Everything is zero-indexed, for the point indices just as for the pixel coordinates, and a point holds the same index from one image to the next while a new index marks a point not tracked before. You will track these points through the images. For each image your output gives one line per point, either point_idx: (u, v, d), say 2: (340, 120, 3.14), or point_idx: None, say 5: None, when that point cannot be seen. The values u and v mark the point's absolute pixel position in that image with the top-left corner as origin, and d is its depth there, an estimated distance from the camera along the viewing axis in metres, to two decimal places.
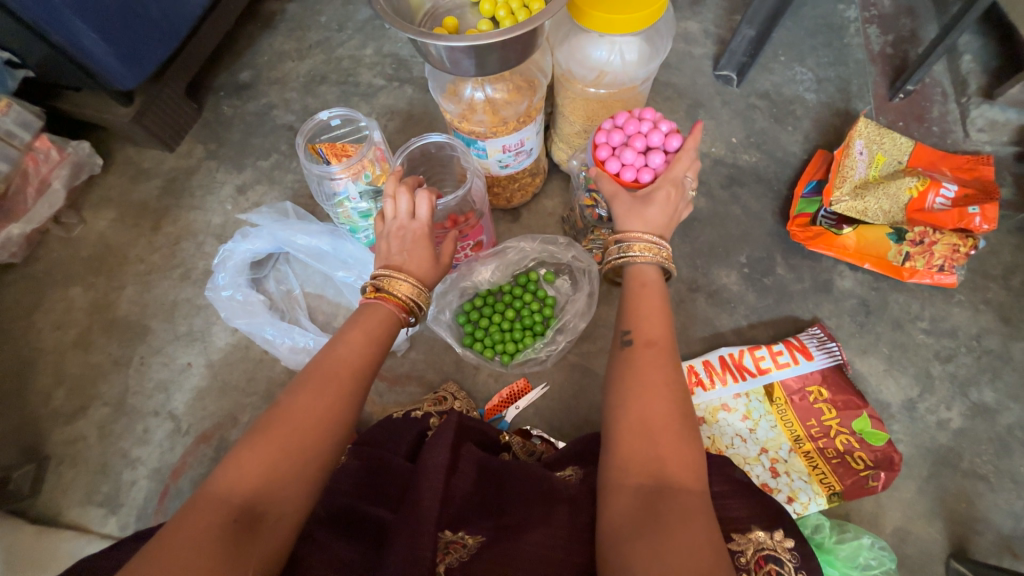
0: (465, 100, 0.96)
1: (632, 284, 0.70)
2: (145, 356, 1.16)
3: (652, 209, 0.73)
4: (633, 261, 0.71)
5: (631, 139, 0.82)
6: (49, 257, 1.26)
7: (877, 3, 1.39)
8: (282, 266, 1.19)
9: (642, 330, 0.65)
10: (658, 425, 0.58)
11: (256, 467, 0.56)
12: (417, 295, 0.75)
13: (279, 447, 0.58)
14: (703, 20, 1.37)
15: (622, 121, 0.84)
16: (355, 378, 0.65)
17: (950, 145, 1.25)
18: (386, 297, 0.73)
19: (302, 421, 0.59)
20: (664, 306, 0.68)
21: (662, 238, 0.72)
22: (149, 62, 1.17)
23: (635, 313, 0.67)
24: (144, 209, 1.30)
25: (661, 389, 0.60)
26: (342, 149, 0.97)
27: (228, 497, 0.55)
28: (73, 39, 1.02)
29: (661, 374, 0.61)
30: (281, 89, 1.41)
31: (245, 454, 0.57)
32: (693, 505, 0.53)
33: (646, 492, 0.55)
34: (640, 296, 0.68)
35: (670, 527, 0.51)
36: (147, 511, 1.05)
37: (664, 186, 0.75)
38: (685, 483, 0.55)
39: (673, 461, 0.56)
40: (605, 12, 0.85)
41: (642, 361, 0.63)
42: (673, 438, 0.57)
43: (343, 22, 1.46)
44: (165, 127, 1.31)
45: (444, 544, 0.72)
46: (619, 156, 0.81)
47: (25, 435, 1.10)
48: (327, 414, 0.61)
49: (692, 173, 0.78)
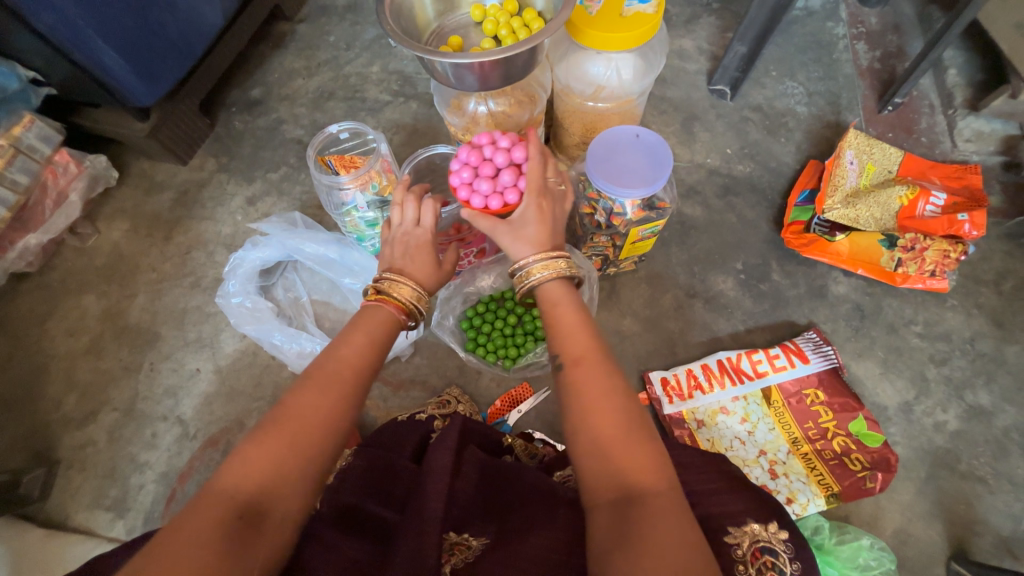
0: (468, 114, 1.01)
1: (544, 307, 0.71)
2: (155, 361, 1.18)
3: (541, 223, 0.74)
4: (537, 283, 0.72)
5: (480, 169, 0.81)
6: (64, 266, 1.30)
7: (864, 21, 1.45)
8: (290, 274, 1.22)
9: (569, 349, 0.66)
10: (616, 435, 0.59)
11: (257, 465, 0.58)
12: (416, 299, 0.78)
13: (278, 448, 0.59)
14: (697, 38, 1.43)
15: (465, 156, 0.83)
16: (347, 381, 0.66)
17: (938, 155, 1.28)
18: (386, 299, 0.76)
19: (307, 420, 0.61)
20: (584, 316, 0.69)
21: (555, 249, 0.73)
22: (165, 80, 1.22)
23: (562, 334, 0.67)
24: (157, 219, 1.34)
25: (607, 401, 0.61)
26: (351, 161, 1.02)
27: (229, 496, 0.56)
28: (95, 58, 1.07)
29: (605, 387, 0.62)
30: (290, 105, 1.46)
31: (250, 451, 0.59)
32: (666, 507, 0.55)
33: (617, 504, 0.56)
34: (556, 317, 0.69)
35: (640, 533, 0.53)
36: (154, 515, 1.06)
37: (533, 201, 0.74)
38: (653, 487, 0.56)
39: (640, 467, 0.57)
40: (600, 30, 0.89)
41: (581, 379, 0.63)
42: (638, 445, 0.59)
43: (351, 41, 1.53)
44: (179, 141, 1.35)
45: (449, 545, 0.74)
46: (476, 189, 0.80)
47: (36, 440, 1.12)
48: (321, 418, 0.62)
49: (551, 172, 0.79)
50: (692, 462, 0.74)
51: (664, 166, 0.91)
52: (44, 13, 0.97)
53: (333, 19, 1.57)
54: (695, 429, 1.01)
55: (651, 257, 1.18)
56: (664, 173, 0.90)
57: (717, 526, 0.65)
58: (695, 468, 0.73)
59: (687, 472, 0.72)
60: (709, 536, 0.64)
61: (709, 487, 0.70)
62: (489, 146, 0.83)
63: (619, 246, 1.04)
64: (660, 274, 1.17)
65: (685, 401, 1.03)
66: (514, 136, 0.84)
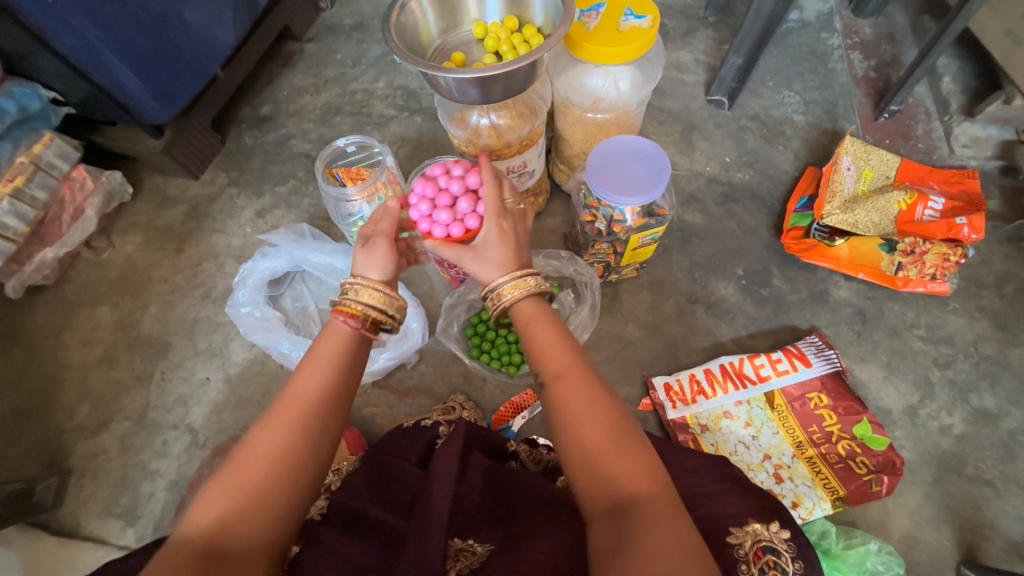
0: (471, 126, 1.04)
1: (519, 325, 0.72)
2: (166, 371, 1.21)
3: (506, 245, 0.74)
4: (509, 303, 0.72)
5: (438, 199, 0.82)
6: (79, 279, 1.33)
7: (858, 31, 1.48)
8: (298, 284, 1.25)
9: (548, 364, 0.67)
10: (605, 446, 0.61)
11: (218, 506, 0.57)
12: (379, 303, 0.72)
13: (235, 487, 0.58)
14: (694, 50, 1.47)
15: (422, 188, 0.85)
16: (305, 416, 0.62)
17: (936, 161, 1.30)
18: (344, 307, 0.71)
19: (263, 455, 0.59)
20: (558, 329, 0.70)
21: (525, 269, 0.74)
22: (179, 98, 1.26)
23: (539, 350, 0.69)
24: (169, 232, 1.38)
25: (593, 414, 0.63)
26: (357, 173, 1.05)
27: (194, 539, 0.56)
28: (113, 78, 1.12)
29: (590, 399, 0.64)
30: (299, 120, 1.50)
31: (211, 493, 0.58)
32: (660, 510, 0.57)
33: (611, 514, 0.58)
34: (531, 334, 0.70)
35: (637, 538, 0.55)
36: (164, 523, 1.07)
37: (493, 224, 0.75)
38: (645, 492, 0.59)
39: (629, 475, 0.59)
40: (597, 44, 0.93)
41: (564, 395, 0.64)
42: (628, 453, 0.61)
43: (357, 59, 1.58)
44: (191, 157, 1.40)
45: (455, 551, 0.75)
46: (437, 220, 0.81)
47: (49, 449, 1.14)
48: (279, 456, 0.59)
49: (507, 193, 0.79)
50: (694, 464, 0.74)
51: (662, 174, 0.93)
52: (66, 36, 1.02)
53: (340, 38, 1.62)
54: (699, 433, 1.01)
55: (652, 264, 1.20)
56: (662, 181, 0.92)
57: (719, 528, 0.66)
58: (697, 470, 0.73)
59: (689, 474, 0.73)
60: (712, 537, 0.65)
61: (711, 488, 0.70)
62: (444, 175, 0.85)
63: (620, 253, 1.06)
64: (662, 280, 1.18)
65: (689, 406, 1.03)
66: (467, 163, 0.86)
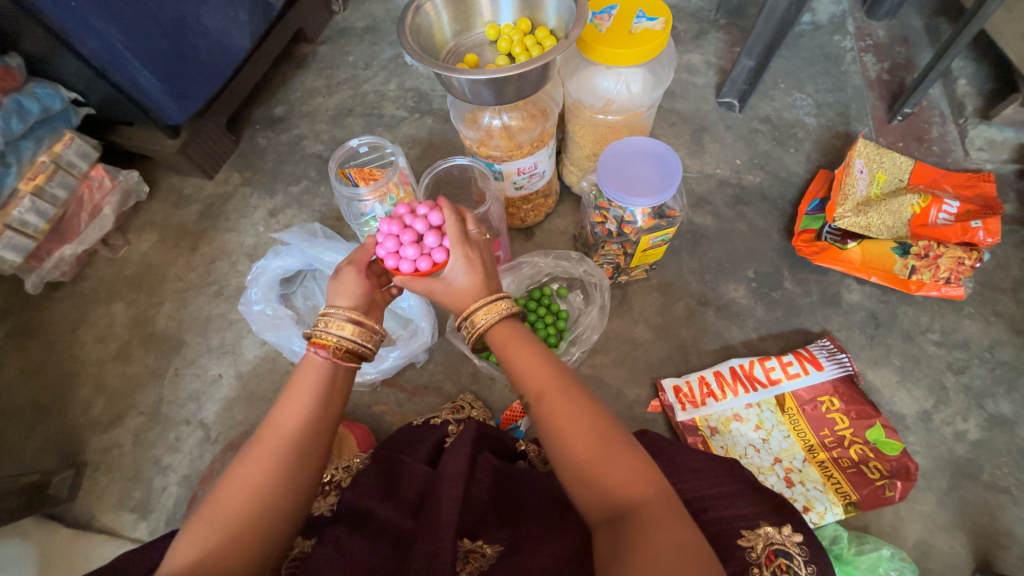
0: (483, 127, 1.05)
1: (499, 348, 0.73)
2: (180, 367, 1.22)
3: (473, 270, 0.76)
4: (485, 327, 0.73)
5: (402, 235, 0.80)
6: (95, 276, 1.36)
7: (871, 34, 1.47)
8: (310, 283, 1.26)
9: (530, 385, 0.69)
10: (593, 459, 0.63)
11: (194, 548, 0.57)
12: (350, 332, 0.72)
13: (212, 530, 0.59)
14: (705, 53, 1.47)
15: (386, 226, 0.81)
16: (282, 450, 0.63)
17: (950, 164, 1.28)
18: (319, 340, 0.71)
19: (243, 493, 0.61)
20: (536, 346, 0.72)
21: (496, 294, 0.76)
22: (196, 99, 1.28)
23: (521, 370, 0.70)
24: (184, 231, 1.40)
25: (577, 429, 0.64)
26: (370, 173, 1.06)
27: None
28: (133, 79, 1.14)
29: (574, 413, 0.65)
30: (311, 121, 1.52)
31: (187, 536, 0.59)
32: (656, 513, 0.59)
33: (611, 522, 0.60)
34: (511, 355, 0.72)
35: (637, 545, 0.56)
36: (176, 517, 1.09)
37: (458, 253, 0.76)
38: (640, 497, 0.61)
39: (623, 484, 0.61)
40: (609, 46, 0.93)
41: (549, 413, 0.66)
42: (618, 461, 0.62)
43: (369, 61, 1.59)
44: (206, 157, 1.42)
45: (464, 553, 0.76)
46: (404, 256, 0.78)
47: (65, 442, 1.16)
48: (259, 490, 0.61)
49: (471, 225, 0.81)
50: (702, 466, 0.74)
51: (673, 176, 0.93)
52: (89, 38, 1.04)
53: (353, 41, 1.64)
54: (708, 436, 1.01)
55: (662, 266, 1.20)
56: (673, 182, 0.92)
57: (728, 531, 0.65)
58: (706, 472, 0.73)
59: (698, 476, 0.72)
60: (721, 540, 0.65)
61: (721, 490, 0.70)
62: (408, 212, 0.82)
63: (630, 254, 1.06)
64: (672, 282, 1.18)
65: (698, 408, 1.03)
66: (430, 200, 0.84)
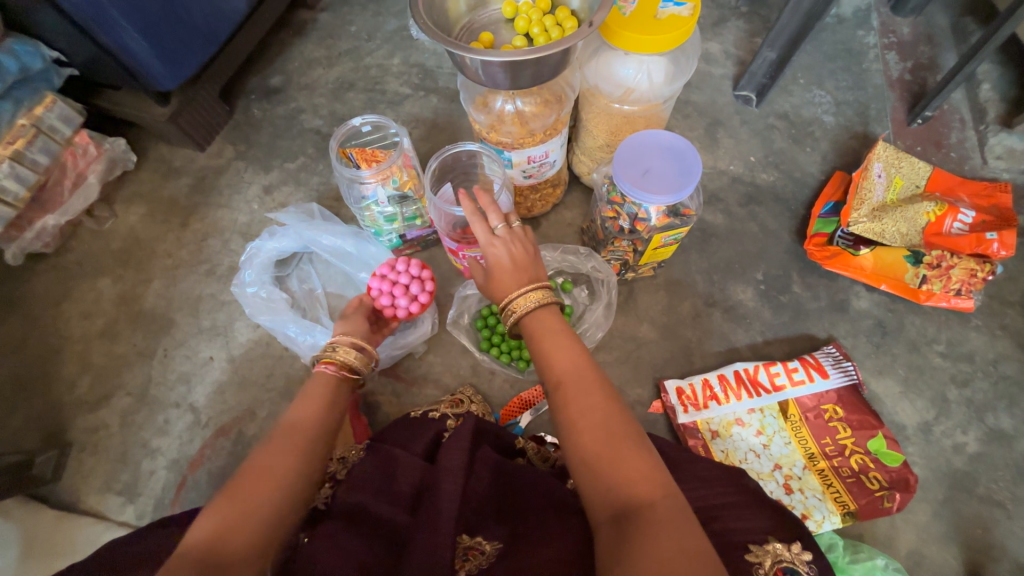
0: (494, 111, 0.99)
1: (528, 337, 0.74)
2: (169, 348, 1.18)
3: (507, 265, 0.78)
4: (518, 316, 0.75)
5: (393, 288, 1.00)
6: (79, 249, 1.30)
7: (896, 31, 1.42)
8: (306, 266, 1.21)
9: (551, 374, 0.69)
10: (603, 451, 0.61)
11: (216, 519, 0.58)
12: (355, 355, 0.85)
13: (236, 504, 0.60)
14: (724, 41, 1.41)
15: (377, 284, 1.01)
16: (303, 439, 0.69)
17: (967, 172, 1.26)
18: (328, 361, 0.83)
19: (266, 474, 0.63)
20: (562, 337, 0.72)
21: (537, 282, 0.77)
22: (188, 65, 1.21)
23: (544, 360, 0.71)
24: (174, 205, 1.34)
25: (590, 420, 0.64)
26: (372, 155, 1.01)
27: (186, 554, 0.55)
28: (119, 41, 1.07)
29: (588, 404, 0.65)
30: (310, 94, 1.45)
31: (209, 513, 0.59)
32: (663, 515, 0.55)
33: (616, 519, 0.57)
34: (537, 345, 0.73)
35: (638, 543, 0.53)
36: (164, 501, 1.06)
37: (492, 249, 0.79)
38: (647, 495, 0.57)
39: (631, 479, 0.59)
40: (634, 31, 0.88)
41: (563, 403, 0.66)
42: (628, 456, 0.61)
43: (372, 32, 1.51)
44: (198, 127, 1.35)
45: (463, 550, 0.74)
46: (399, 304, 1.00)
47: (49, 421, 1.13)
48: (280, 469, 0.65)
49: (500, 219, 0.79)
50: (710, 475, 0.73)
51: (691, 174, 0.89)
52: None
53: (356, 9, 1.55)
54: (709, 439, 1.00)
55: (670, 264, 1.17)
56: (692, 179, 0.88)
57: (736, 544, 0.63)
58: (713, 482, 0.72)
59: (704, 485, 0.72)
60: (731, 554, 0.62)
61: (728, 500, 0.69)
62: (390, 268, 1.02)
63: (640, 251, 1.02)
64: (679, 281, 1.16)
65: (700, 412, 1.02)
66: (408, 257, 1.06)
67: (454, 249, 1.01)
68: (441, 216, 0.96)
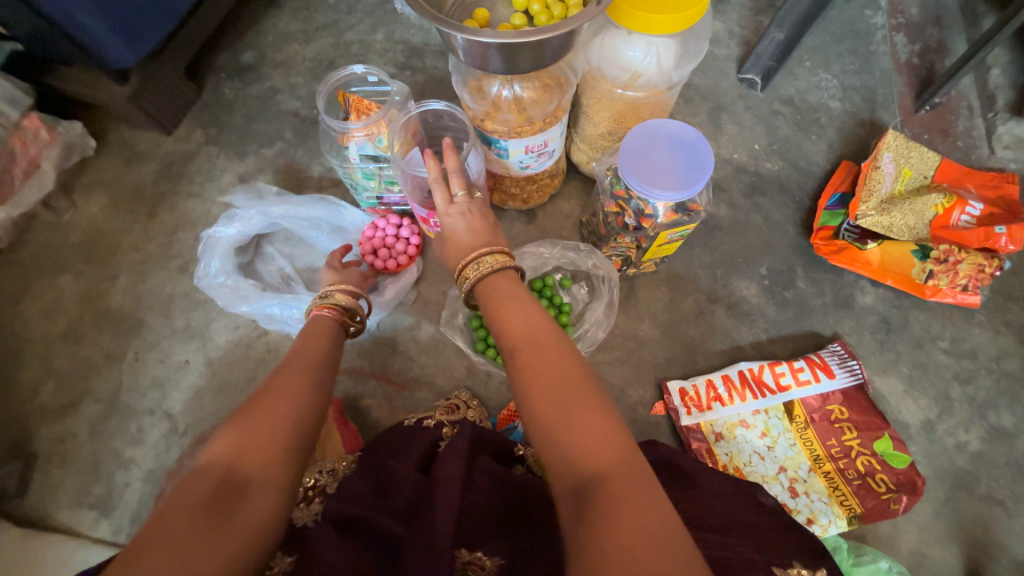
0: (489, 98, 0.91)
1: (488, 301, 0.69)
2: (140, 351, 1.10)
3: (461, 234, 0.75)
4: (477, 278, 0.71)
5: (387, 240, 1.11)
6: (36, 243, 1.19)
7: (905, 11, 1.36)
8: (266, 249, 1.14)
9: (508, 339, 0.64)
10: (558, 418, 0.56)
11: (232, 439, 0.58)
12: (350, 295, 0.89)
13: (249, 423, 0.60)
14: (728, 20, 1.33)
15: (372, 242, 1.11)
16: (311, 368, 0.72)
17: (974, 161, 1.22)
18: (324, 305, 0.86)
19: (277, 396, 0.64)
20: (523, 300, 0.67)
21: (495, 248, 0.73)
22: (149, 40, 1.10)
23: (501, 325, 0.66)
24: (139, 194, 1.23)
25: (546, 384, 0.58)
26: (366, 106, 0.95)
27: (207, 470, 0.56)
28: (66, 13, 0.95)
29: (545, 368, 0.59)
30: (286, 73, 1.34)
31: (222, 437, 0.59)
32: (624, 487, 0.50)
33: (574, 492, 0.52)
34: (494, 310, 0.68)
35: (599, 519, 0.49)
36: (142, 515, 1.00)
37: (450, 218, 0.76)
38: (607, 466, 0.52)
39: (588, 448, 0.53)
40: (642, 10, 0.80)
41: (519, 370, 0.61)
42: (586, 422, 0.55)
43: (352, 5, 1.39)
44: (162, 109, 1.23)
45: (462, 566, 0.70)
46: (398, 251, 1.11)
47: (11, 431, 1.05)
48: (297, 390, 0.66)
49: (460, 187, 0.76)
50: (727, 491, 0.72)
51: (703, 169, 0.83)
52: None
53: None
54: (713, 442, 0.97)
55: (672, 258, 1.12)
56: (704, 174, 0.83)
57: (764, 565, 0.59)
58: (732, 498, 0.71)
59: (723, 501, 0.70)
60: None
61: (750, 519, 0.67)
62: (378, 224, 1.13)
63: (644, 248, 0.97)
64: (681, 276, 1.11)
65: (704, 413, 0.99)
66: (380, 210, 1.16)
67: (424, 217, 0.95)
68: (408, 179, 0.90)
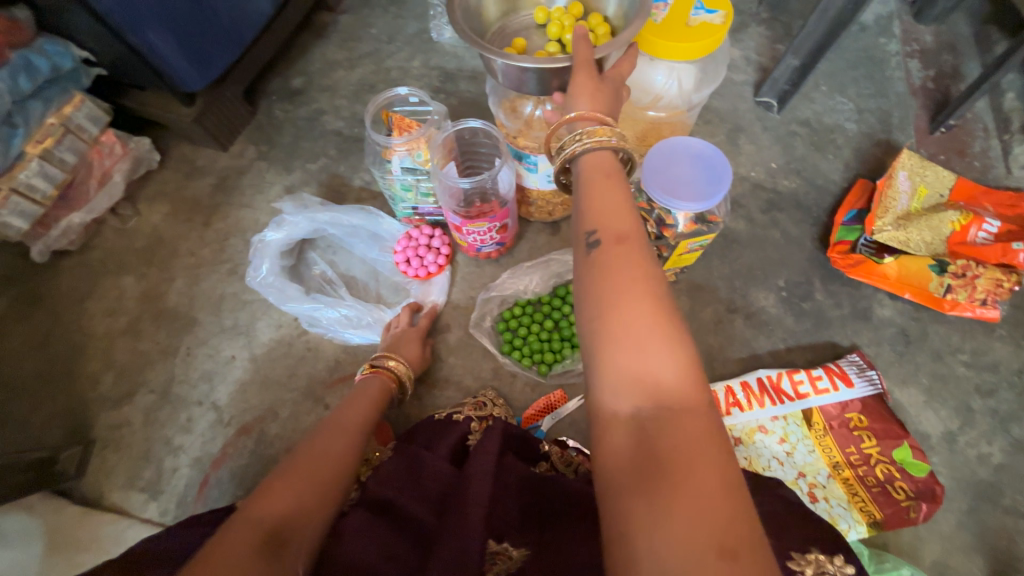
0: (523, 117, 1.01)
1: (592, 176, 0.62)
2: (192, 346, 1.19)
3: (596, 92, 0.70)
4: (585, 150, 0.64)
5: (419, 248, 1.18)
6: (103, 246, 1.31)
7: (918, 39, 1.41)
8: (311, 253, 1.25)
9: (612, 224, 0.57)
10: (649, 332, 0.50)
11: (286, 496, 0.72)
12: (398, 365, 1.05)
13: (302, 482, 0.75)
14: (745, 48, 1.41)
15: (405, 249, 1.18)
16: (350, 442, 0.87)
17: (991, 180, 1.25)
18: (379, 372, 1.03)
19: (319, 461, 0.80)
20: (627, 195, 0.60)
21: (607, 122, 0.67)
22: (215, 67, 1.23)
23: (601, 207, 0.59)
24: (196, 205, 1.35)
25: (642, 292, 0.52)
26: (407, 124, 1.04)
27: (260, 522, 0.66)
28: (148, 42, 1.07)
29: (642, 275, 0.53)
30: (331, 96, 1.46)
31: (276, 490, 0.73)
32: (700, 428, 0.47)
33: (642, 419, 0.48)
34: (596, 192, 0.60)
35: (673, 460, 0.44)
36: (187, 499, 1.07)
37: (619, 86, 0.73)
38: (687, 401, 0.48)
39: (671, 378, 0.49)
40: (664, 38, 0.88)
41: (614, 262, 0.54)
42: (673, 352, 0.50)
43: (393, 35, 1.52)
44: (220, 128, 1.36)
45: (490, 555, 0.72)
46: (427, 261, 1.18)
47: (73, 417, 1.14)
48: (337, 458, 0.82)
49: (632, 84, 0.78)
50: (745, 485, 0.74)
51: (721, 182, 0.89)
52: None
53: (376, 12, 1.56)
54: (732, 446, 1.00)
55: (692, 269, 1.17)
56: (722, 187, 0.88)
57: (779, 552, 0.62)
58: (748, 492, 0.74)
59: None
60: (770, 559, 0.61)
61: (765, 510, 0.70)
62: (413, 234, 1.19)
63: (665, 257, 1.03)
64: (700, 286, 1.16)
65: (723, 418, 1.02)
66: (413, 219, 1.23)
67: (458, 225, 1.03)
68: (444, 190, 1.00)
